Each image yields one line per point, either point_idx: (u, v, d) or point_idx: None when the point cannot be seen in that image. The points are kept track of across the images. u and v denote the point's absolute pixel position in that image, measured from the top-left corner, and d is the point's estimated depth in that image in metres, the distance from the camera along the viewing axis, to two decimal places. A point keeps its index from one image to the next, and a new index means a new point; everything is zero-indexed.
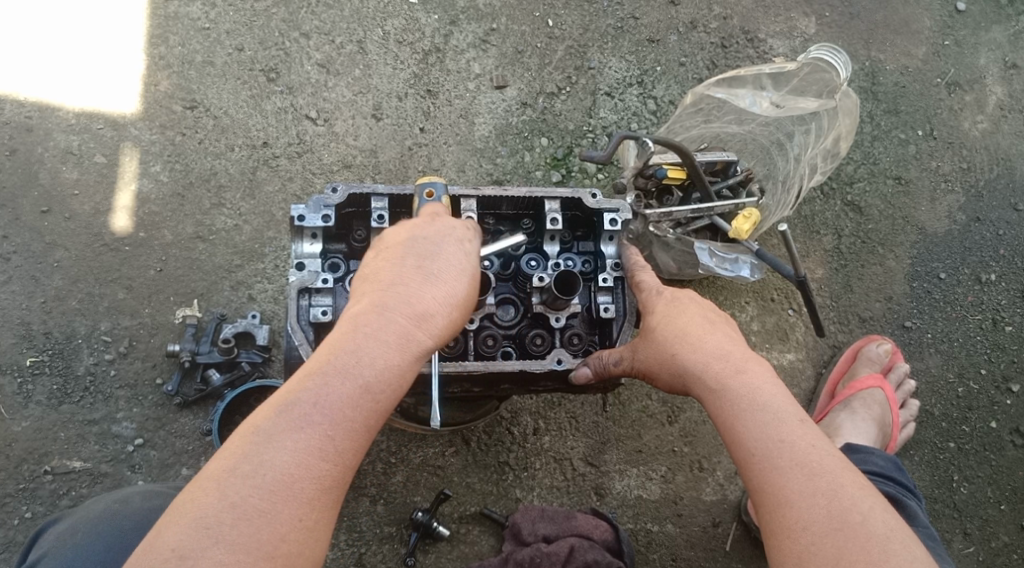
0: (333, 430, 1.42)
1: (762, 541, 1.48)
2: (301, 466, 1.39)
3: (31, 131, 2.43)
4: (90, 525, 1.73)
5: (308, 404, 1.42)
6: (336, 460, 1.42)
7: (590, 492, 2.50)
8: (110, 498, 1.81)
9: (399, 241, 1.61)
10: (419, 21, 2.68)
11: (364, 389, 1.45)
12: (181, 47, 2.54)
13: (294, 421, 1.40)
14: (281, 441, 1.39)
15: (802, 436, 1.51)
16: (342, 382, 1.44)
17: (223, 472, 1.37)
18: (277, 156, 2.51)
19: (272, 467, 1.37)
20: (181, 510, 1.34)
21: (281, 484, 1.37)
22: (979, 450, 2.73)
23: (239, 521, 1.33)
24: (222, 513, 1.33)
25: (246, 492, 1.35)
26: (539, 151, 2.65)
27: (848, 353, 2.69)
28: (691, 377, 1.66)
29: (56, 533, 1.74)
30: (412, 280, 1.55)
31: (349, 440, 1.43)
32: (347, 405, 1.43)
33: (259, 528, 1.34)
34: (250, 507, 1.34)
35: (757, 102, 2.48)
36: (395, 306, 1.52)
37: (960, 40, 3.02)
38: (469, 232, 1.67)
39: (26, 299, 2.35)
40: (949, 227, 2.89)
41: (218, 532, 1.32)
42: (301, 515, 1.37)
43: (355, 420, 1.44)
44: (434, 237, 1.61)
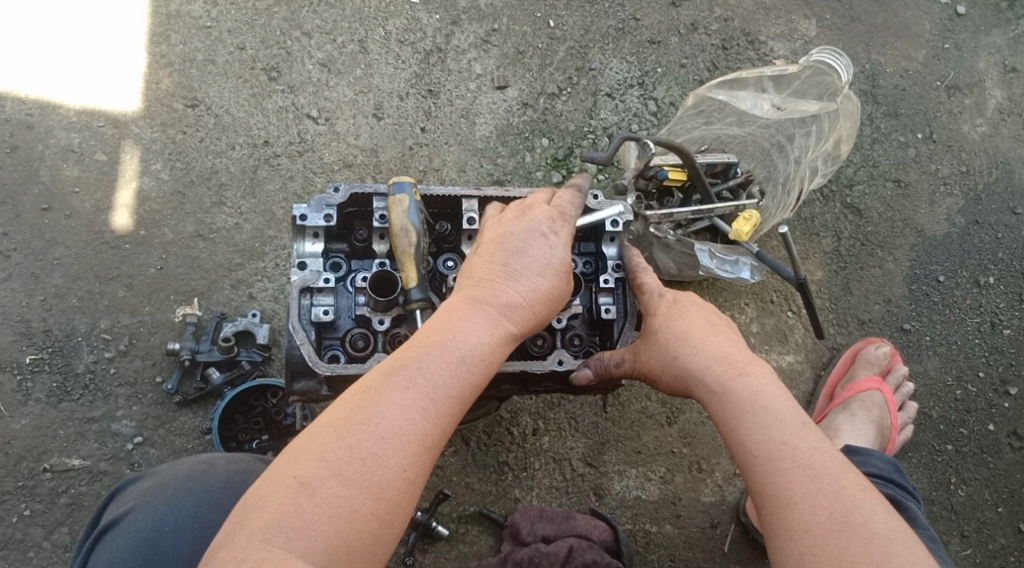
0: (437, 392, 1.44)
1: (765, 542, 1.48)
2: (411, 417, 1.40)
3: (32, 128, 2.43)
4: (180, 481, 1.73)
5: (417, 364, 1.45)
6: (439, 420, 1.43)
7: (590, 493, 2.50)
8: (194, 459, 1.81)
9: (498, 239, 1.69)
10: (420, 20, 2.68)
11: (463, 359, 1.49)
12: (183, 45, 2.54)
13: (402, 380, 1.43)
14: (391, 394, 1.41)
15: (805, 439, 1.51)
16: (445, 351, 1.48)
17: (340, 415, 1.39)
18: (278, 155, 2.51)
19: (383, 417, 1.38)
20: (295, 454, 1.35)
21: (394, 431, 1.38)
22: (977, 452, 2.74)
23: (352, 462, 1.34)
24: (339, 451, 1.34)
25: (360, 433, 1.36)
26: (539, 152, 2.66)
27: (847, 355, 2.70)
28: (693, 380, 1.66)
29: (141, 489, 1.74)
30: (500, 274, 1.63)
31: (450, 405, 1.45)
32: (451, 370, 1.47)
33: (371, 469, 1.34)
34: (365, 449, 1.35)
35: (758, 104, 2.49)
36: (485, 296, 1.59)
37: (960, 43, 3.03)
38: (561, 232, 1.73)
39: (26, 297, 2.34)
40: (948, 230, 2.90)
41: (335, 467, 1.33)
42: (407, 465, 1.37)
43: (454, 385, 1.46)
44: (527, 233, 1.69)
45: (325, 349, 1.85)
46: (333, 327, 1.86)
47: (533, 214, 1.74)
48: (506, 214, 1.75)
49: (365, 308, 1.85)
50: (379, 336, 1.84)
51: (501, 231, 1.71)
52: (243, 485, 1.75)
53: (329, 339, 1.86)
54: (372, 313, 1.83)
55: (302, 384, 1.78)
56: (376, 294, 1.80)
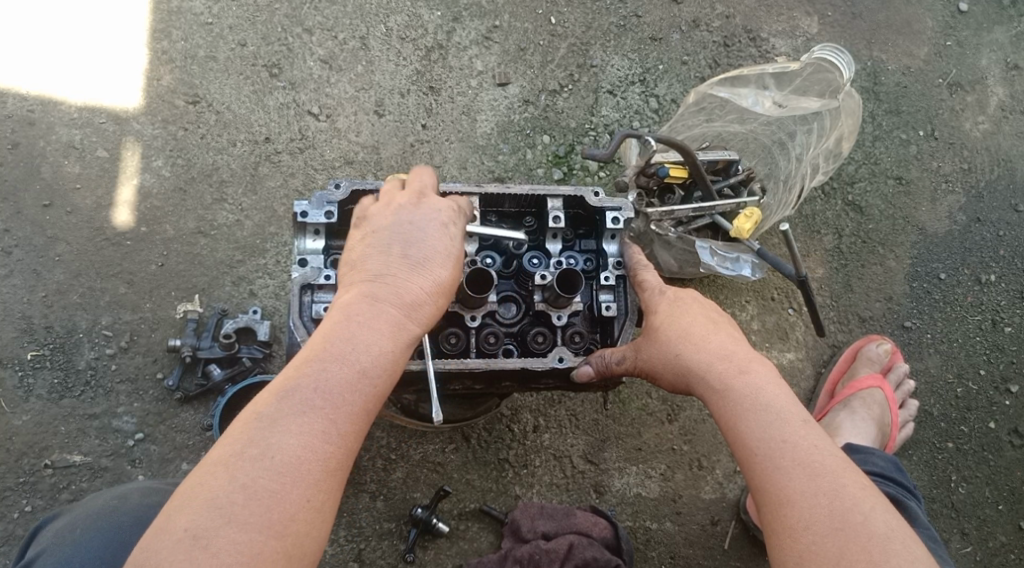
0: (335, 412, 1.43)
1: (764, 540, 1.48)
2: (308, 444, 1.39)
3: (34, 125, 2.43)
4: (89, 521, 1.72)
5: (307, 386, 1.43)
6: (339, 440, 1.42)
7: (590, 490, 2.50)
8: (109, 494, 1.81)
9: (387, 226, 1.63)
10: (422, 17, 2.68)
11: (360, 370, 1.47)
12: (184, 42, 2.53)
13: (296, 404, 1.41)
14: (286, 421, 1.40)
15: (805, 437, 1.51)
16: (339, 364, 1.46)
17: (229, 453, 1.37)
18: (279, 152, 2.51)
19: (277, 449, 1.38)
20: (187, 499, 1.34)
21: (291, 460, 1.37)
22: (978, 450, 2.74)
23: (248, 503, 1.33)
24: (231, 494, 1.33)
25: (254, 472, 1.35)
26: (540, 149, 2.66)
27: (847, 353, 2.70)
28: (695, 377, 1.66)
29: (55, 530, 1.73)
30: (399, 271, 1.57)
31: (350, 422, 1.44)
32: (348, 386, 1.45)
33: (269, 507, 1.34)
34: (260, 487, 1.35)
35: (759, 101, 2.48)
36: (384, 295, 1.54)
37: (962, 40, 3.02)
38: (456, 215, 1.68)
39: (27, 293, 2.35)
40: (950, 227, 2.89)
41: (229, 511, 1.32)
42: (310, 495, 1.37)
43: (352, 401, 1.45)
44: (423, 223, 1.63)
45: None
46: None
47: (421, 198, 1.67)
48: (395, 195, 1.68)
49: None
50: None
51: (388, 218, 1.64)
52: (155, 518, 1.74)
53: None
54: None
55: None
56: None
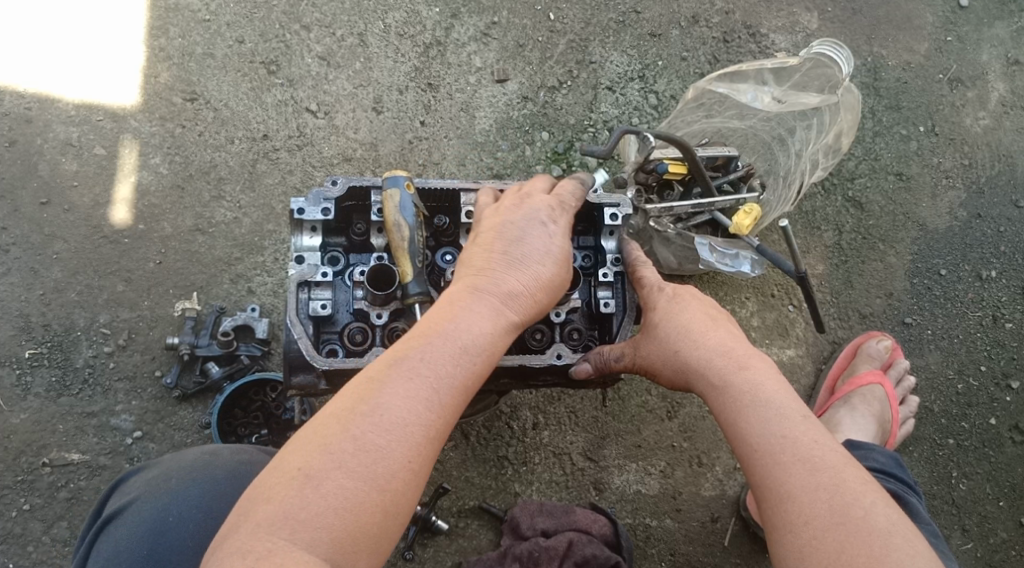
0: (440, 384, 1.43)
1: (764, 536, 1.47)
2: (413, 408, 1.39)
3: (31, 122, 2.42)
4: (184, 472, 1.72)
5: (417, 354, 1.44)
6: (441, 411, 1.41)
7: (589, 487, 2.50)
8: (199, 449, 1.80)
9: (495, 225, 1.66)
10: (420, 13, 2.67)
11: (464, 347, 1.47)
12: (182, 39, 2.53)
13: (404, 370, 1.42)
14: (395, 384, 1.40)
15: (806, 433, 1.50)
16: (447, 341, 1.46)
17: (343, 407, 1.38)
18: (277, 149, 2.50)
19: (386, 408, 1.38)
20: (303, 444, 1.36)
21: (397, 421, 1.37)
22: (978, 446, 2.73)
23: (357, 454, 1.34)
24: (342, 444, 1.34)
25: (364, 426, 1.36)
26: (539, 145, 2.65)
27: (847, 349, 2.69)
28: (694, 374, 1.66)
29: (145, 480, 1.73)
30: (501, 263, 1.59)
31: (453, 395, 1.44)
32: (454, 359, 1.45)
33: (375, 460, 1.34)
34: (367, 440, 1.35)
35: (759, 97, 2.45)
36: (488, 282, 1.57)
37: (963, 36, 3.01)
38: (559, 214, 1.70)
39: (25, 291, 2.34)
40: (950, 223, 2.88)
41: (339, 459, 1.33)
42: (411, 457, 1.36)
43: (456, 375, 1.44)
44: (532, 221, 1.66)
45: (323, 343, 1.84)
46: (331, 321, 1.85)
47: (528, 198, 1.71)
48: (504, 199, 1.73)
49: (363, 301, 1.84)
50: (377, 329, 1.84)
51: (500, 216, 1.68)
52: (249, 475, 1.74)
53: (327, 333, 1.85)
54: (372, 307, 1.82)
55: (300, 378, 1.79)
56: (372, 288, 1.80)
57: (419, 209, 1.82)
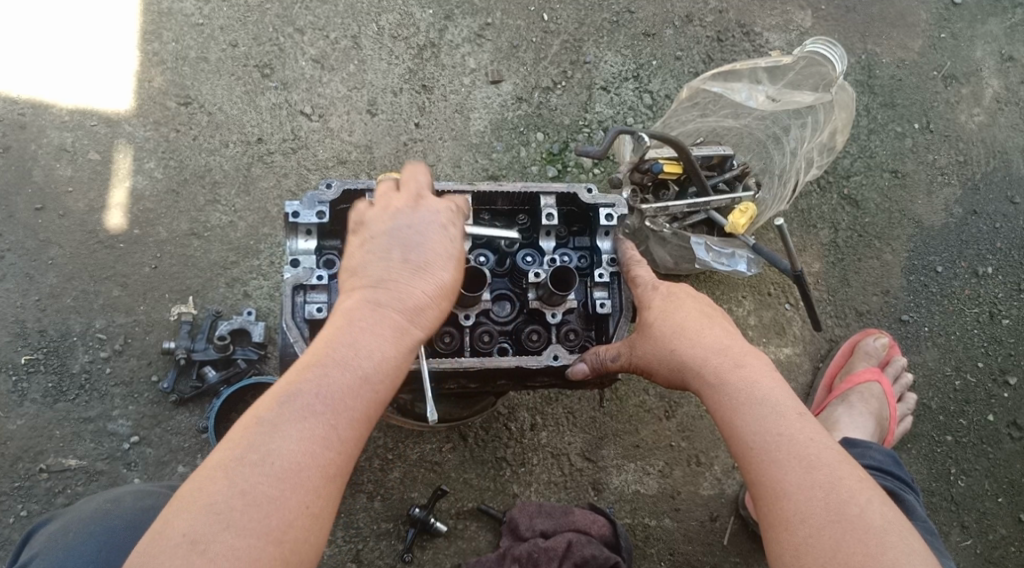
0: (336, 419, 1.42)
1: (761, 534, 1.47)
2: (307, 449, 1.39)
3: (25, 128, 2.42)
4: (82, 525, 1.71)
5: (302, 392, 1.42)
6: (339, 447, 1.42)
7: (588, 488, 2.50)
8: (101, 498, 1.79)
9: (384, 229, 1.60)
10: (414, 15, 2.67)
11: (357, 376, 1.46)
12: (175, 43, 2.53)
13: (296, 409, 1.41)
14: (287, 427, 1.40)
15: (801, 430, 1.50)
16: (342, 372, 1.45)
17: (229, 458, 1.37)
18: (272, 153, 2.50)
19: (277, 455, 1.38)
20: (188, 500, 1.35)
21: (289, 467, 1.37)
22: (977, 442, 2.74)
23: (247, 509, 1.34)
24: (229, 499, 1.34)
25: (253, 478, 1.36)
26: (534, 146, 2.65)
27: (846, 346, 2.69)
28: (691, 372, 1.65)
29: (48, 534, 1.71)
30: (401, 273, 1.55)
31: (352, 429, 1.44)
32: (346, 390, 1.44)
33: (267, 514, 1.34)
34: (258, 493, 1.35)
35: (753, 96, 2.45)
36: (384, 301, 1.52)
37: (956, 33, 3.01)
38: (455, 217, 1.65)
39: (21, 297, 2.34)
40: (946, 220, 2.89)
41: (227, 517, 1.33)
42: (309, 501, 1.37)
43: (351, 406, 1.44)
44: (424, 224, 1.61)
45: None
46: None
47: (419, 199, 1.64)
48: (391, 200, 1.64)
49: None
50: None
51: (388, 219, 1.61)
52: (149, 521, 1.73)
53: None
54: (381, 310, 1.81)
55: None
56: None
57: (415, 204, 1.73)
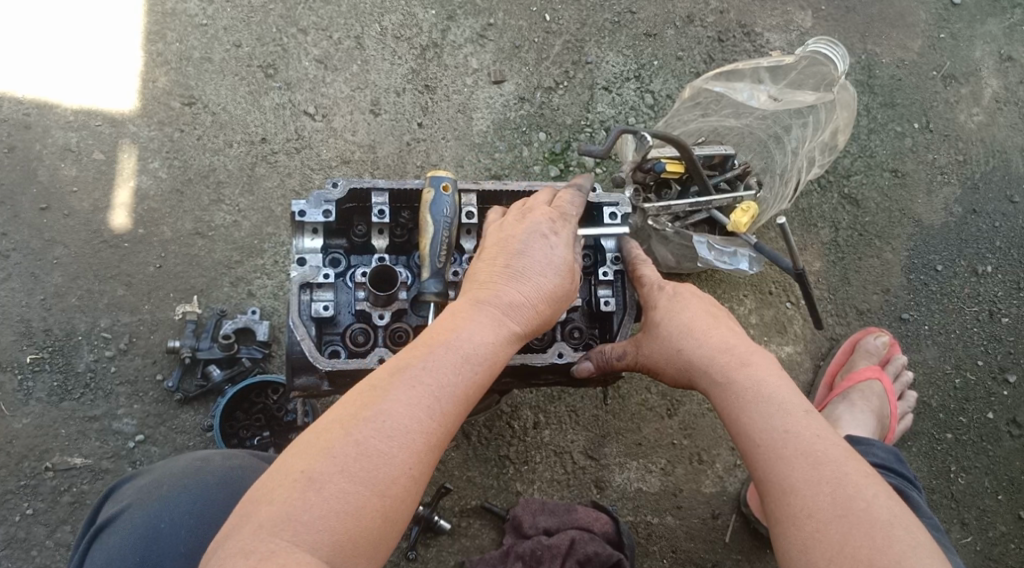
0: (444, 392, 1.45)
1: (768, 529, 1.49)
2: (417, 414, 1.40)
3: (29, 128, 2.43)
4: (175, 479, 1.72)
5: (421, 364, 1.45)
6: (444, 420, 1.43)
7: (590, 486, 2.51)
8: (191, 456, 1.81)
9: (503, 237, 1.69)
10: (416, 16, 2.68)
11: (469, 358, 1.50)
12: (178, 44, 2.53)
13: (410, 378, 1.44)
14: (400, 392, 1.42)
15: (807, 427, 1.52)
16: (454, 353, 1.49)
17: (348, 412, 1.39)
18: (275, 153, 2.51)
19: (391, 415, 1.39)
20: (305, 446, 1.36)
21: (400, 428, 1.39)
22: (977, 440, 2.75)
23: (359, 458, 1.35)
24: (344, 447, 1.35)
25: (363, 432, 1.37)
26: (536, 146, 2.66)
27: (846, 345, 2.70)
28: (698, 372, 1.68)
29: (137, 488, 1.74)
30: (506, 277, 1.63)
31: (456, 406, 1.46)
32: (459, 368, 1.48)
33: (378, 465, 1.35)
34: (371, 445, 1.36)
35: (754, 96, 2.46)
36: (495, 301, 1.59)
37: (956, 33, 3.03)
38: (560, 227, 1.73)
39: (25, 296, 2.34)
40: (946, 219, 2.90)
41: (341, 462, 1.34)
42: (413, 463, 1.38)
43: (460, 382, 1.47)
44: (535, 233, 1.69)
45: (325, 344, 1.86)
46: (333, 322, 1.87)
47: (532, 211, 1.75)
48: (509, 215, 1.75)
49: (364, 303, 1.86)
50: (379, 330, 1.86)
51: (508, 230, 1.72)
52: (240, 480, 1.74)
53: (329, 334, 1.86)
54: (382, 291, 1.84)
55: (303, 380, 1.80)
56: (375, 289, 1.83)
57: (454, 212, 1.84)
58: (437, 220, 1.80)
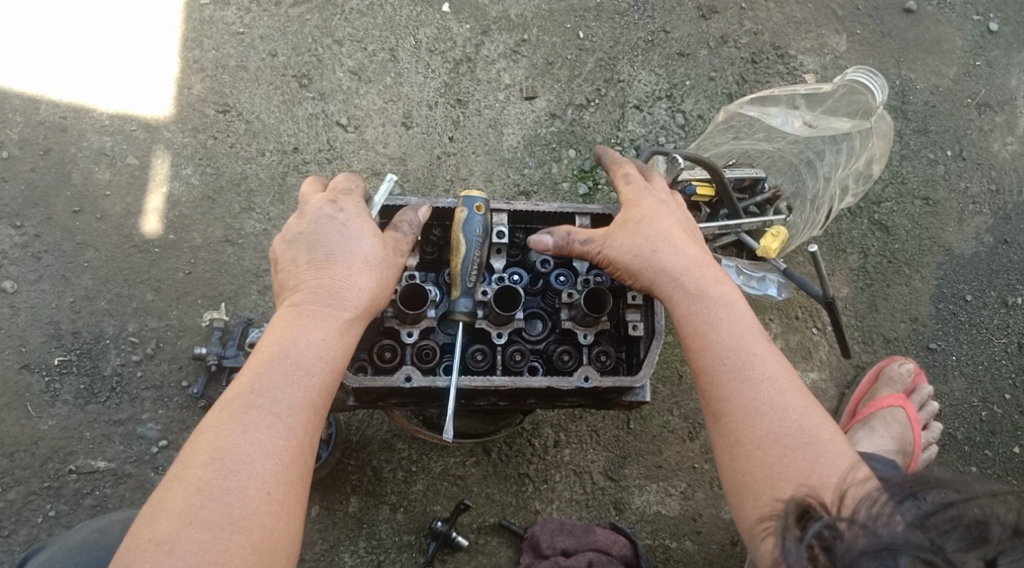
0: (278, 410, 1.48)
1: (721, 446, 1.57)
2: (256, 442, 1.44)
3: (66, 131, 2.45)
4: (68, 555, 1.78)
5: (250, 392, 1.48)
6: (288, 436, 1.47)
7: (609, 507, 2.49)
8: (93, 526, 1.87)
9: (315, 234, 1.67)
10: (451, 30, 2.69)
11: (300, 368, 1.52)
12: (215, 51, 2.55)
13: (238, 408, 1.46)
14: (233, 428, 1.44)
15: (770, 354, 1.61)
16: (281, 370, 1.51)
17: (184, 468, 1.41)
18: (307, 162, 2.52)
19: (230, 453, 1.42)
20: (152, 513, 1.37)
21: (242, 461, 1.42)
22: (1002, 474, 2.70)
23: (206, 506, 1.37)
24: (187, 501, 1.37)
25: (208, 477, 1.39)
26: (566, 163, 2.65)
27: (869, 373, 2.66)
28: (667, 275, 1.71)
29: (39, 560, 1.79)
30: (318, 282, 1.63)
31: (297, 418, 1.49)
32: (292, 381, 1.51)
33: (229, 505, 1.38)
34: (213, 489, 1.39)
35: (789, 121, 2.45)
36: (312, 307, 1.60)
37: (992, 60, 3.00)
38: (366, 220, 1.72)
39: (56, 299, 2.36)
40: (977, 249, 2.87)
41: (190, 515, 1.36)
42: (270, 489, 1.42)
43: (297, 394, 1.50)
44: (352, 234, 1.68)
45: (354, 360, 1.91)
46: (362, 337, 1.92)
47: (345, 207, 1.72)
48: (315, 206, 1.72)
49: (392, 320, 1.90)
50: (406, 348, 1.89)
51: (315, 222, 1.69)
52: None
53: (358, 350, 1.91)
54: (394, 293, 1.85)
55: None
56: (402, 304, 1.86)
57: (486, 231, 1.85)
58: (468, 240, 1.81)
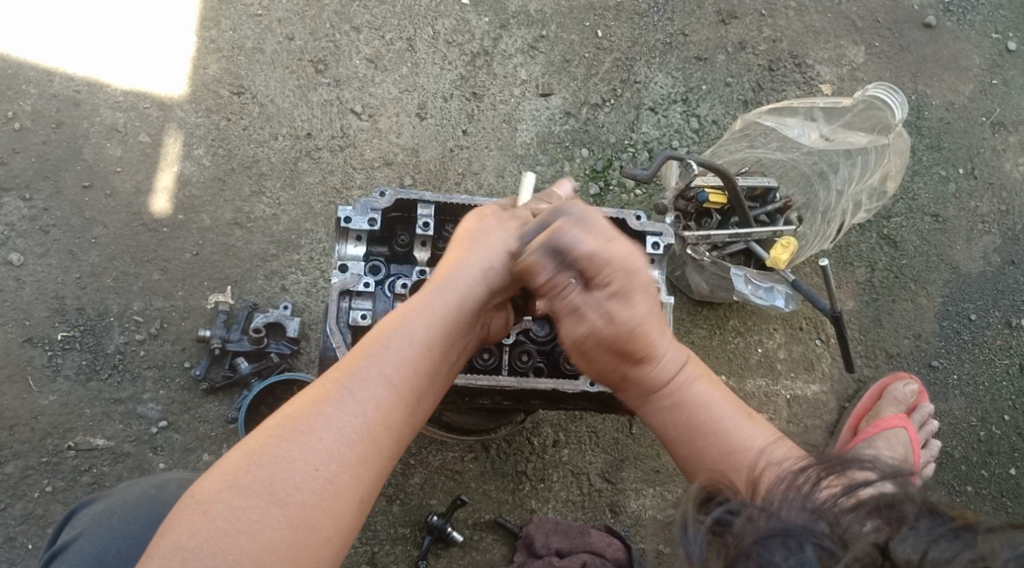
0: (394, 384, 1.40)
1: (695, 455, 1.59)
2: (366, 410, 1.37)
3: (79, 105, 2.43)
4: (125, 509, 1.69)
5: (375, 359, 1.41)
6: (396, 411, 1.39)
7: (605, 509, 2.49)
8: (147, 484, 1.77)
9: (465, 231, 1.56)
10: (469, 22, 2.67)
11: (420, 346, 1.44)
12: (232, 32, 2.53)
13: (362, 374, 1.39)
14: (350, 393, 1.37)
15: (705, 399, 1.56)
16: (405, 346, 1.43)
17: (295, 415, 1.35)
18: (320, 149, 2.50)
19: (340, 416, 1.35)
20: (253, 448, 1.33)
21: (350, 426, 1.35)
22: (996, 495, 2.70)
23: (307, 454, 1.32)
24: (291, 445, 1.32)
25: (316, 428, 1.34)
26: (578, 162, 2.64)
27: (873, 389, 2.65)
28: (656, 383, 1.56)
29: (92, 515, 1.71)
30: (457, 264, 1.53)
31: (408, 398, 1.41)
32: (409, 359, 1.43)
33: (325, 460, 1.32)
34: (317, 441, 1.33)
35: (805, 133, 2.46)
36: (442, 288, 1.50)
37: (1008, 80, 2.99)
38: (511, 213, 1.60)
39: (61, 274, 2.34)
40: (983, 268, 2.86)
41: (290, 459, 1.31)
42: (366, 458, 1.35)
43: (408, 377, 1.42)
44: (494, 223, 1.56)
45: None
46: None
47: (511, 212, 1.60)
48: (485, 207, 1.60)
49: None
50: None
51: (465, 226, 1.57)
52: None
53: None
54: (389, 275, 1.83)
55: None
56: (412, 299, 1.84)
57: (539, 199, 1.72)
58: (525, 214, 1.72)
